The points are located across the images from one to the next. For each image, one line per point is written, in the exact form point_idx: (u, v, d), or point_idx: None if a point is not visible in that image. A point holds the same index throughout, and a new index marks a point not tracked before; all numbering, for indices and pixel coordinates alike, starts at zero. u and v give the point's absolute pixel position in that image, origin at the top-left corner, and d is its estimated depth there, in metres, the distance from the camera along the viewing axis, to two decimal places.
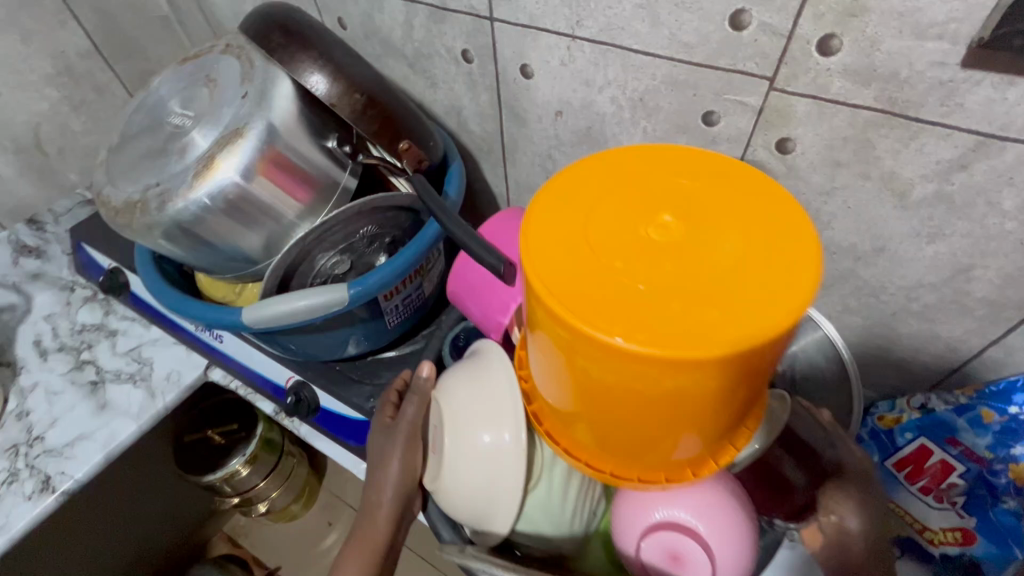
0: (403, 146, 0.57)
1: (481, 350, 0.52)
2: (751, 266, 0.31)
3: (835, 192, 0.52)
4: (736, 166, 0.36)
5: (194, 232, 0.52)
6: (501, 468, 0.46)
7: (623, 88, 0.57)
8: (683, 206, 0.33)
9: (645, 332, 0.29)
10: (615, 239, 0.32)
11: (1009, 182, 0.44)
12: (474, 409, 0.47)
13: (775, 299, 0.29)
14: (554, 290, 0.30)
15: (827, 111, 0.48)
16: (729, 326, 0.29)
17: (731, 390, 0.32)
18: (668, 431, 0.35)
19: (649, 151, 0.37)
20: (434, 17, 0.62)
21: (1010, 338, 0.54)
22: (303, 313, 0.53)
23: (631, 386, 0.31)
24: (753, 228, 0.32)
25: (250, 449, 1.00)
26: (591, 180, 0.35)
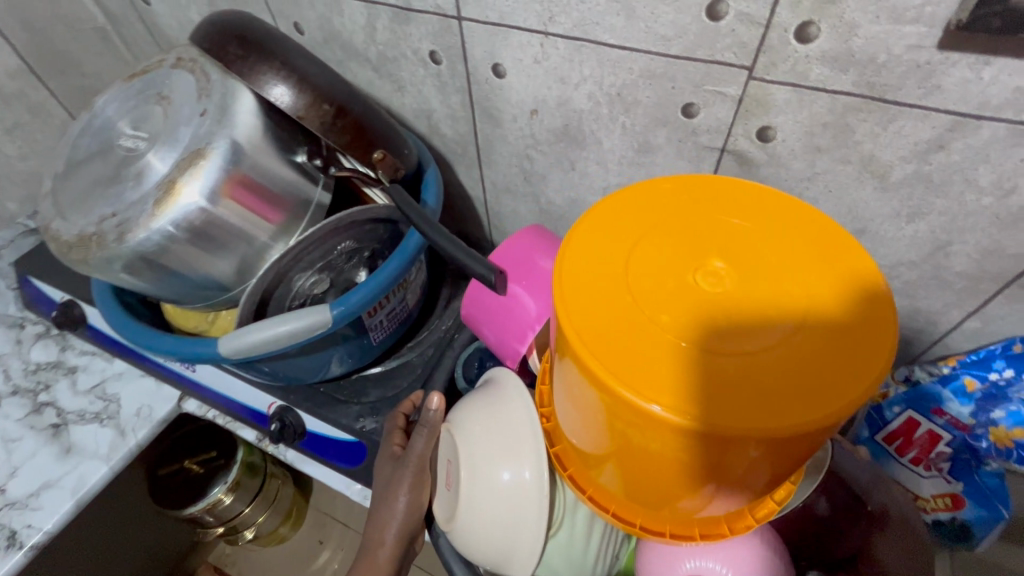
0: (378, 156, 0.51)
1: (495, 377, 0.49)
2: (814, 329, 0.28)
3: (817, 177, 0.50)
4: (794, 208, 0.34)
5: (159, 264, 0.48)
6: (519, 509, 0.43)
7: (600, 84, 0.54)
8: (735, 253, 0.31)
9: (692, 401, 0.27)
10: (660, 288, 0.30)
11: (985, 160, 0.42)
12: (488, 444, 0.44)
13: (840, 372, 0.27)
14: (591, 346, 0.28)
15: (806, 98, 0.45)
16: (789, 399, 0.27)
17: (777, 462, 0.30)
18: (701, 494, 0.33)
19: (698, 188, 0.35)
20: (398, 18, 0.60)
21: (989, 309, 0.53)
22: (283, 339, 0.50)
23: (668, 452, 0.29)
24: (815, 284, 0.30)
25: (232, 475, 1.10)
26: (631, 217, 0.33)
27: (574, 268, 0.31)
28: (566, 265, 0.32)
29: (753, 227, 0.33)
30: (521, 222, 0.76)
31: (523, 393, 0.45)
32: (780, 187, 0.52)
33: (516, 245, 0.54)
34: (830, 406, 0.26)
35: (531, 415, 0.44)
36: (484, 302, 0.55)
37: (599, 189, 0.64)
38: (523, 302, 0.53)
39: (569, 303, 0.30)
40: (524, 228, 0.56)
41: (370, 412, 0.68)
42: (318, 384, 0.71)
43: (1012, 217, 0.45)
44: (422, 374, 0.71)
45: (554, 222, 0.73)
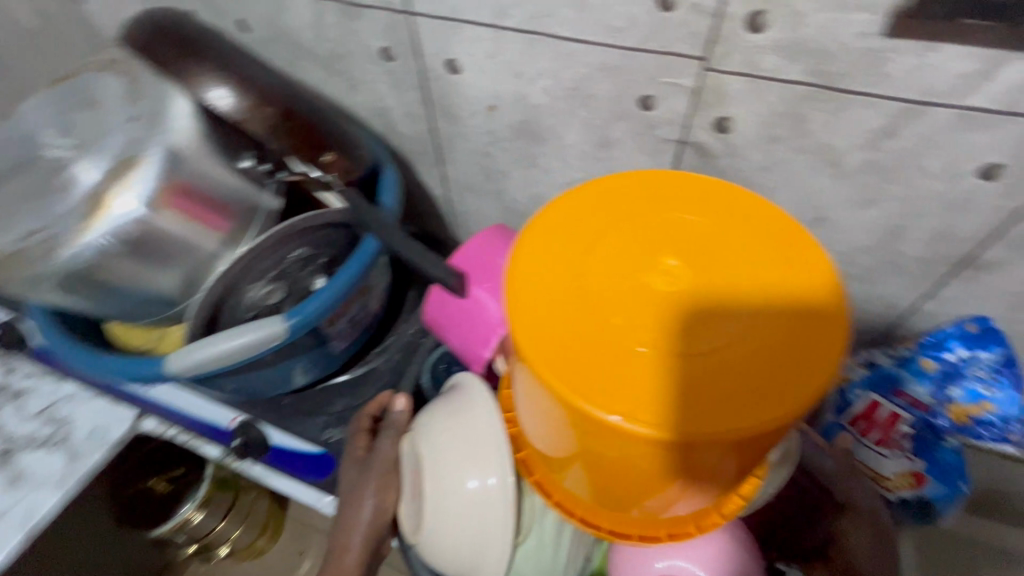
0: (328, 158, 0.49)
1: (460, 382, 0.47)
2: (770, 328, 0.28)
3: (774, 167, 0.50)
4: (751, 198, 0.33)
5: (97, 281, 0.45)
6: (488, 517, 0.42)
7: (556, 78, 0.52)
8: (691, 248, 0.30)
9: (648, 409, 0.26)
10: (614, 289, 0.29)
11: (935, 146, 0.43)
12: (454, 451, 0.43)
13: (795, 371, 0.27)
14: (544, 357, 0.27)
15: (761, 88, 0.45)
16: (745, 401, 0.26)
17: (737, 462, 0.30)
18: (664, 496, 0.33)
19: (653, 180, 0.34)
20: (346, 14, 0.57)
21: (945, 292, 0.54)
22: (236, 354, 0.48)
23: (628, 459, 0.29)
24: (772, 278, 0.29)
25: (200, 493, 1.05)
26: (584, 214, 0.32)
27: (526, 273, 0.30)
28: (517, 270, 0.30)
29: (709, 219, 0.32)
30: (486, 220, 0.75)
31: (486, 395, 0.44)
32: (740, 178, 0.52)
33: (477, 247, 0.53)
34: (785, 408, 0.26)
35: (495, 417, 0.42)
36: (448, 308, 0.54)
37: (562, 185, 0.63)
38: (486, 307, 0.51)
39: (522, 311, 0.29)
40: (485, 231, 0.54)
41: (337, 422, 0.68)
42: (283, 396, 0.68)
43: (962, 200, 0.46)
44: (389, 381, 0.69)
45: (518, 220, 0.72)
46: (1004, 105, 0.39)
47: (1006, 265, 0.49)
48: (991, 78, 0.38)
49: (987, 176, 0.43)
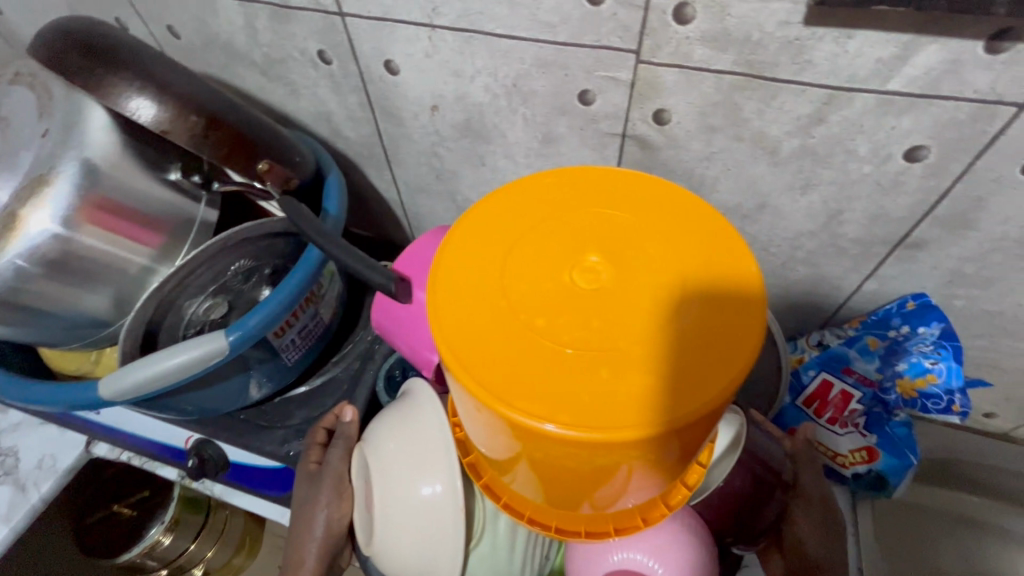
0: (263, 167, 0.48)
1: (407, 389, 0.47)
2: (691, 320, 0.28)
3: (714, 157, 0.50)
4: (671, 189, 0.33)
5: (25, 307, 0.44)
6: (441, 522, 0.42)
7: (494, 75, 0.52)
8: (613, 244, 0.30)
9: (571, 411, 0.26)
10: (536, 291, 0.29)
11: (861, 130, 0.44)
12: (403, 457, 0.43)
13: (719, 360, 0.27)
14: (466, 364, 0.27)
15: (693, 79, 0.45)
16: (671, 395, 0.26)
17: (673, 454, 0.30)
18: (607, 493, 0.33)
19: (577, 177, 0.34)
20: (277, 17, 0.56)
21: (883, 271, 0.55)
22: (177, 372, 0.46)
23: (563, 462, 0.29)
24: (693, 268, 0.29)
25: (169, 514, 1.01)
26: (506, 215, 0.32)
27: (449, 278, 0.30)
28: (440, 279, 0.30)
29: (630, 213, 0.32)
30: (440, 222, 0.74)
31: (433, 398, 0.43)
32: (683, 168, 0.53)
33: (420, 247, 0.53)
34: (707, 400, 0.26)
35: (442, 420, 0.42)
36: (392, 312, 0.54)
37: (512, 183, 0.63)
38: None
39: (446, 321, 0.29)
40: (429, 231, 0.54)
41: (296, 435, 0.64)
42: (238, 411, 0.66)
43: (891, 182, 0.47)
44: (348, 390, 0.68)
45: None
46: (922, 88, 0.40)
47: (938, 243, 0.50)
48: (906, 62, 0.39)
49: (913, 158, 0.44)
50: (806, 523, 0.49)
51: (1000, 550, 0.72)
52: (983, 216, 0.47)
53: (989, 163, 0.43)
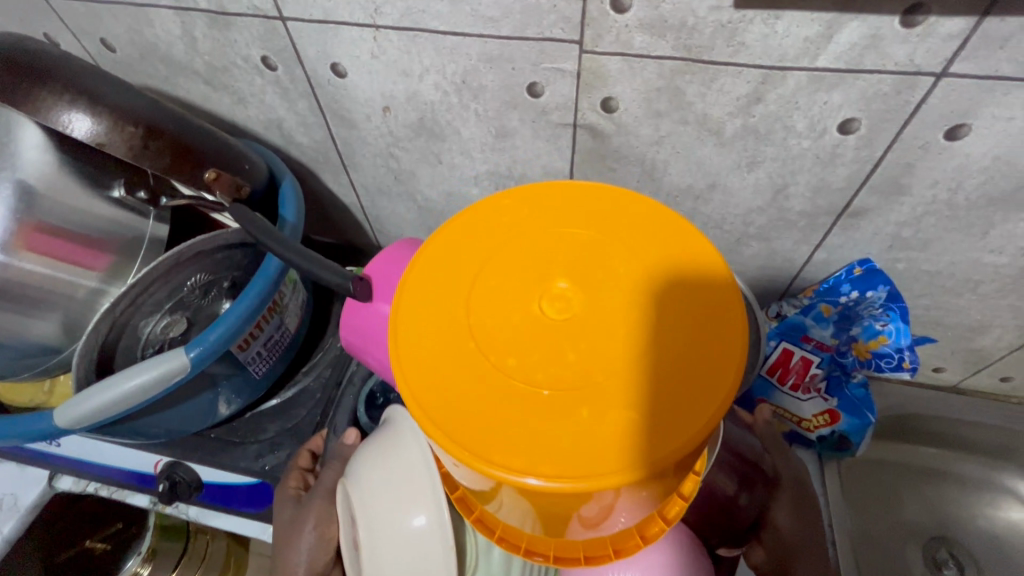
0: (210, 176, 0.47)
1: (388, 421, 0.48)
2: (665, 350, 0.29)
3: (664, 141, 0.52)
4: (636, 205, 0.34)
5: None
6: (428, 555, 0.42)
7: (443, 73, 0.52)
8: (578, 272, 0.31)
9: (547, 457, 0.27)
10: (506, 332, 0.30)
11: (796, 107, 0.46)
12: (387, 486, 0.43)
13: (690, 389, 0.28)
14: (440, 416, 0.28)
15: (636, 66, 0.47)
16: (645, 432, 0.27)
17: (663, 484, 0.31)
18: (600, 523, 0.33)
19: (546, 204, 0.35)
20: (216, 24, 0.54)
21: (830, 241, 0.58)
22: (135, 397, 0.45)
23: (549, 503, 0.30)
24: (659, 289, 0.30)
25: (145, 545, 0.98)
26: (470, 250, 0.33)
27: (420, 325, 0.31)
28: (412, 325, 0.31)
29: (594, 235, 0.33)
30: (403, 224, 0.74)
31: (415, 429, 0.44)
32: (634, 154, 0.54)
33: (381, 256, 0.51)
34: (686, 434, 0.27)
35: (425, 452, 0.43)
36: (359, 326, 0.52)
37: (471, 179, 0.63)
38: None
39: (418, 371, 0.30)
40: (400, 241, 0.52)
41: (271, 449, 0.64)
42: (210, 429, 0.65)
43: (830, 154, 0.49)
44: (322, 399, 0.68)
45: (436, 218, 0.71)
46: (848, 63, 0.42)
47: (876, 210, 0.53)
48: (832, 40, 0.41)
49: (847, 131, 0.47)
50: (786, 511, 0.52)
51: (959, 496, 0.77)
52: (914, 181, 0.49)
53: (915, 132, 0.46)
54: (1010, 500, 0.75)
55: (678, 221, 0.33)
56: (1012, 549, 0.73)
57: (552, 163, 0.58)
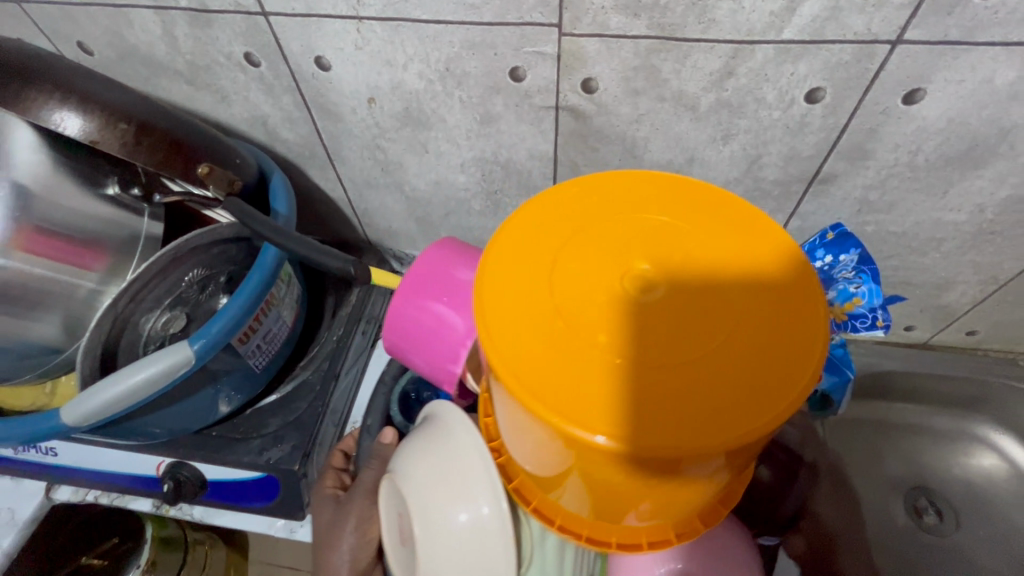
0: (204, 171, 0.47)
1: (431, 413, 0.48)
2: (750, 329, 0.29)
3: (642, 118, 0.54)
4: (720, 199, 0.35)
5: None
6: (487, 545, 0.41)
7: (426, 61, 0.53)
8: (659, 254, 0.32)
9: (639, 428, 0.27)
10: (590, 307, 0.30)
11: (766, 78, 0.48)
12: (438, 479, 0.42)
13: (773, 376, 0.28)
14: (528, 384, 0.28)
15: (613, 47, 0.49)
16: (724, 413, 0.28)
17: (737, 462, 0.31)
18: (669, 504, 0.34)
19: (617, 190, 0.36)
20: (198, 22, 0.55)
21: (803, 208, 0.61)
22: (143, 390, 0.45)
23: (619, 475, 0.30)
24: (744, 278, 0.31)
25: (143, 558, 0.96)
26: (554, 228, 0.34)
27: (501, 299, 0.31)
28: (492, 299, 0.31)
29: (678, 222, 0.34)
30: (392, 215, 0.75)
31: (466, 421, 0.43)
32: (615, 133, 0.56)
33: (433, 257, 0.51)
34: (774, 409, 0.27)
35: (479, 442, 0.42)
36: (407, 329, 0.51)
37: (458, 166, 0.65)
38: (452, 319, 0.50)
39: (502, 342, 0.30)
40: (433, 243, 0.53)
41: (274, 441, 0.64)
42: (212, 428, 0.65)
43: (799, 123, 0.52)
44: (321, 390, 0.68)
45: (424, 208, 0.73)
46: (811, 35, 0.45)
47: (844, 175, 0.56)
48: (794, 13, 0.44)
49: (813, 100, 0.50)
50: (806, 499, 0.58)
51: (934, 448, 0.81)
52: (878, 145, 0.53)
53: (876, 97, 0.49)
54: (982, 448, 0.80)
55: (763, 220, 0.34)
56: (985, 493, 0.78)
57: (536, 146, 0.60)
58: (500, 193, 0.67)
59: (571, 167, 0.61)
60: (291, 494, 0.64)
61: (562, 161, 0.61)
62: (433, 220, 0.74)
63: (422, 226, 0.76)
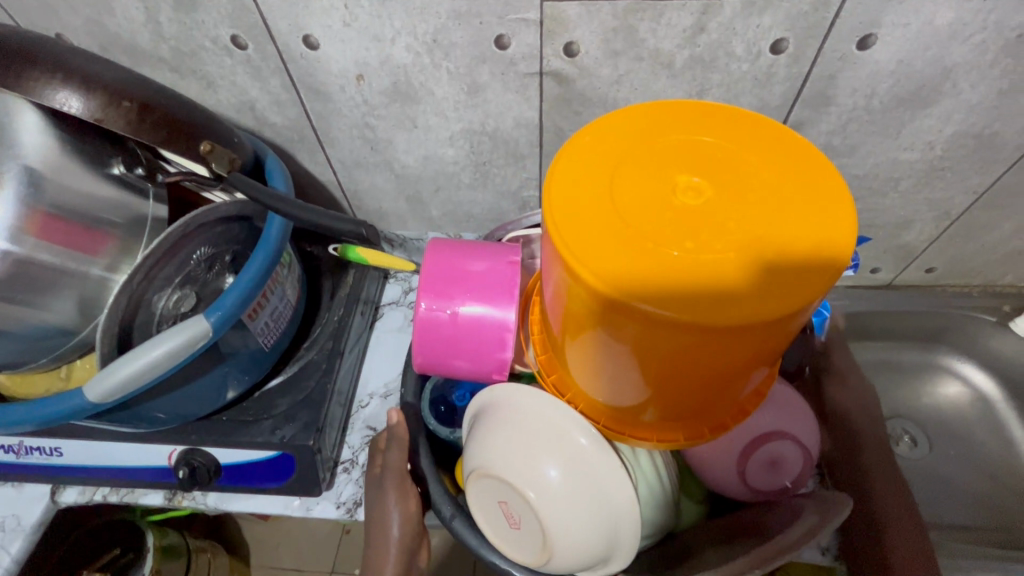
0: (206, 148, 0.48)
1: (490, 402, 0.50)
2: (796, 222, 0.31)
3: (622, 79, 0.57)
4: (763, 122, 0.36)
5: None
6: (598, 487, 0.44)
7: (414, 33, 0.55)
8: (706, 164, 0.34)
9: (693, 302, 0.30)
10: (644, 207, 0.32)
11: (734, 32, 0.52)
12: (535, 444, 0.45)
13: (813, 264, 0.30)
14: (593, 268, 0.31)
15: (592, 9, 0.52)
16: (772, 293, 0.30)
17: (774, 342, 0.34)
18: (708, 385, 0.37)
19: (662, 111, 0.37)
20: (182, 6, 0.55)
21: None
22: (165, 364, 0.46)
23: (669, 350, 0.33)
24: (786, 181, 0.33)
25: (149, 566, 0.87)
26: (607, 143, 0.35)
27: (564, 201, 0.33)
28: (555, 201, 0.33)
29: (723, 139, 0.35)
30: (382, 195, 0.76)
31: (538, 395, 0.47)
32: (597, 95, 0.59)
33: (438, 262, 0.51)
34: (816, 288, 0.30)
35: (557, 403, 0.46)
36: (440, 336, 0.50)
37: (447, 139, 0.67)
38: (484, 311, 0.49)
39: (568, 234, 0.32)
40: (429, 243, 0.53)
41: (286, 420, 0.65)
42: (221, 413, 0.65)
43: (766, 74, 0.56)
44: (327, 367, 0.69)
45: (413, 185, 0.74)
46: None
47: (810, 122, 0.61)
48: None
49: (777, 50, 0.54)
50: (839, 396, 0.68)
51: (904, 381, 0.88)
52: (838, 91, 0.57)
53: (834, 44, 0.53)
54: (947, 377, 0.87)
55: (803, 140, 0.35)
56: (952, 418, 0.85)
57: (522, 114, 0.62)
58: (489, 164, 0.70)
59: (557, 133, 0.64)
60: (308, 471, 0.65)
61: (548, 128, 0.64)
62: (423, 198, 0.76)
63: (412, 205, 0.78)
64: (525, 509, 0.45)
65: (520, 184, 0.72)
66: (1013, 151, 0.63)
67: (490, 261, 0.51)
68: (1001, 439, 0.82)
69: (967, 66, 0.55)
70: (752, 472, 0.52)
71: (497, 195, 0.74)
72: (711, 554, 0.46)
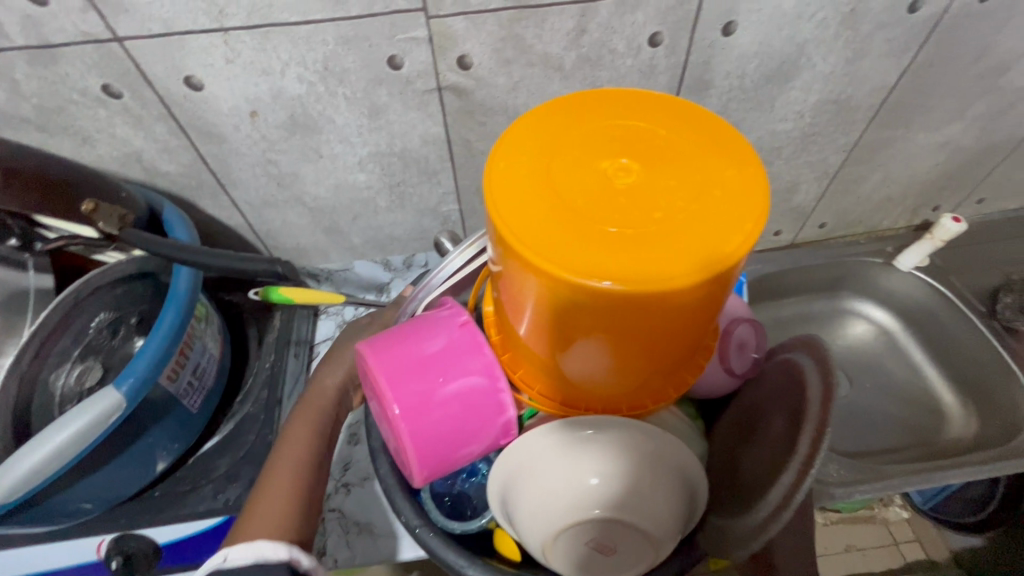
0: (88, 207, 0.46)
1: (503, 466, 0.47)
2: (719, 191, 0.34)
3: (518, 86, 0.59)
4: (673, 101, 0.39)
5: None
6: (644, 468, 0.44)
7: (304, 63, 0.54)
8: (633, 146, 0.36)
9: (636, 272, 0.31)
10: (580, 193, 0.34)
11: (613, 31, 0.56)
12: (570, 475, 0.44)
13: (738, 225, 0.32)
14: (541, 253, 0.32)
15: (478, 22, 0.53)
16: (704, 253, 0.32)
17: (715, 301, 0.37)
18: (662, 352, 0.39)
19: (588, 100, 0.39)
20: (40, 59, 0.51)
21: None
22: (70, 450, 0.43)
23: (620, 323, 0.35)
24: (705, 154, 0.35)
25: None
26: (539, 135, 0.37)
27: (506, 195, 0.34)
28: (497, 196, 0.34)
29: (644, 120, 0.37)
30: (298, 231, 0.74)
31: (540, 434, 0.45)
32: (497, 104, 0.61)
33: (388, 359, 0.45)
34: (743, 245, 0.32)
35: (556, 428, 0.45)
36: (437, 432, 0.45)
37: (356, 164, 0.66)
38: (466, 384, 0.45)
39: (514, 225, 0.33)
40: (362, 347, 0.47)
41: (228, 482, 0.60)
42: (152, 489, 0.60)
43: (648, 67, 0.60)
44: (266, 419, 0.65)
45: (329, 216, 0.72)
46: None
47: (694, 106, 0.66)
48: None
49: (655, 44, 0.58)
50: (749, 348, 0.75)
51: (819, 330, 0.96)
52: (714, 75, 0.63)
53: (701, 34, 0.58)
54: (854, 319, 0.95)
55: (716, 116, 0.38)
56: (864, 354, 0.94)
57: (428, 130, 0.63)
58: (403, 184, 0.69)
59: (465, 146, 0.65)
60: None
61: (455, 140, 0.64)
62: (341, 227, 0.74)
63: (331, 236, 0.76)
64: (602, 528, 0.44)
65: (438, 200, 0.72)
66: (868, 111, 0.72)
67: (445, 334, 0.46)
68: (905, 364, 0.91)
69: (816, 41, 0.61)
70: (734, 367, 0.53)
71: (417, 214, 0.74)
72: (766, 462, 0.45)
